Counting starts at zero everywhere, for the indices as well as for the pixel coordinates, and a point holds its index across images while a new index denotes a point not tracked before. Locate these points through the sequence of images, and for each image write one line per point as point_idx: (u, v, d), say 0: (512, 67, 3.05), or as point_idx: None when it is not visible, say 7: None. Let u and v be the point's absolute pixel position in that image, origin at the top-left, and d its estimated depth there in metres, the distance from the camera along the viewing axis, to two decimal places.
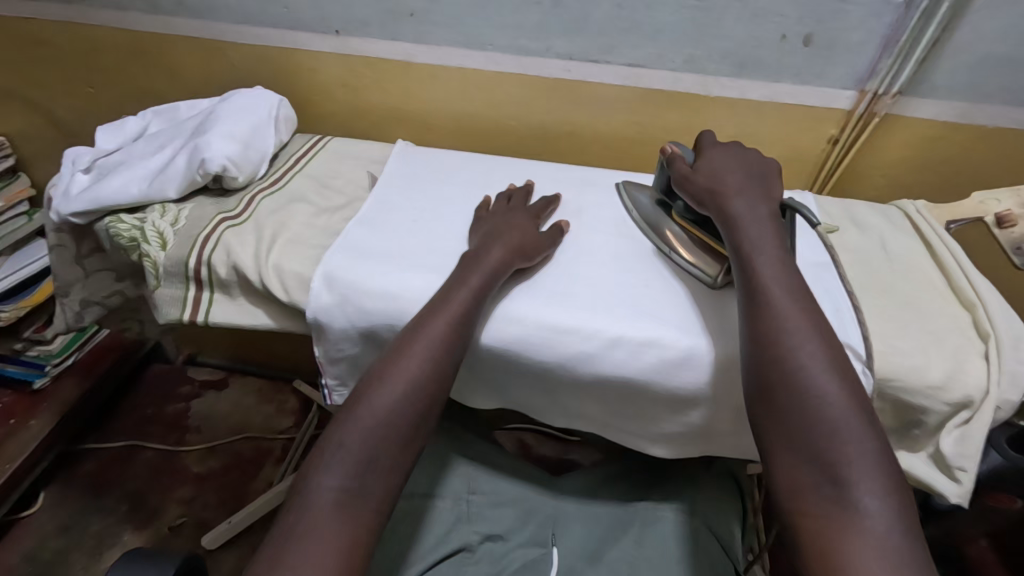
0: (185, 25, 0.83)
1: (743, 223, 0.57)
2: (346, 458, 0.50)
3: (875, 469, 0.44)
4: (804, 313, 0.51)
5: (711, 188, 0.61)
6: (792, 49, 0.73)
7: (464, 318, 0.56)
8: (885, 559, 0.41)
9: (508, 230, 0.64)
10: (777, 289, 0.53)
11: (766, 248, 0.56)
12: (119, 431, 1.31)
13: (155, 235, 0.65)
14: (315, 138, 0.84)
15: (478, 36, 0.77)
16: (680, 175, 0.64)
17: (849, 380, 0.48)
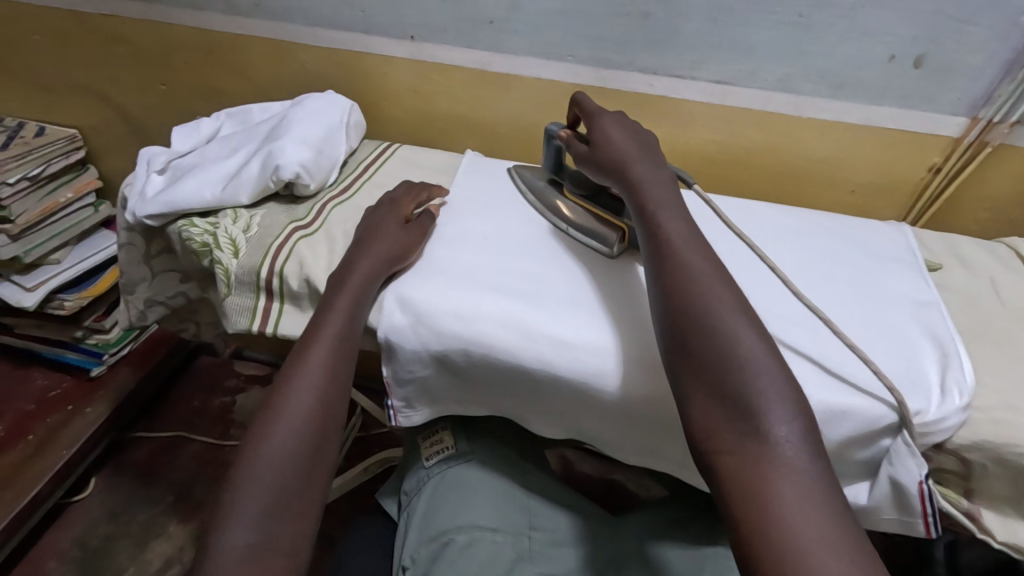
0: (260, 27, 0.83)
1: (643, 184, 0.55)
2: (245, 511, 0.47)
3: (787, 401, 0.41)
4: (710, 263, 0.49)
5: (613, 155, 0.58)
6: (900, 71, 0.68)
7: (337, 345, 0.56)
8: (804, 492, 0.38)
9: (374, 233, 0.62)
10: (681, 242, 0.51)
11: (667, 202, 0.54)
12: (167, 422, 1.33)
13: (228, 242, 0.64)
14: (383, 146, 0.83)
15: (559, 47, 0.75)
16: (580, 153, 0.62)
17: (750, 317, 0.46)
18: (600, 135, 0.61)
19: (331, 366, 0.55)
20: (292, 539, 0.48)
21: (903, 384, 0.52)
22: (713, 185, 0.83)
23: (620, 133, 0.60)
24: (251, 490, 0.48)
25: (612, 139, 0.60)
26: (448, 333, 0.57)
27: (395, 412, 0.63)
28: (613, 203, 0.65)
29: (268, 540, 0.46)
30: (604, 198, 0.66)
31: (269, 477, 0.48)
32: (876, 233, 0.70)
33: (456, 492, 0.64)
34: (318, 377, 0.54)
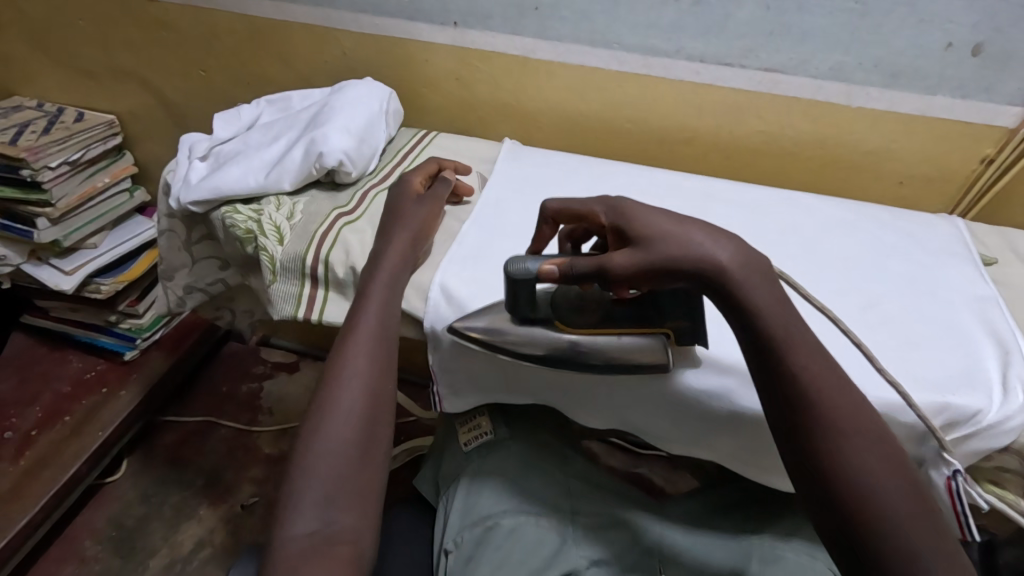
0: (302, 13, 0.82)
1: (742, 282, 0.47)
2: (308, 500, 0.48)
3: (938, 551, 0.39)
4: (830, 378, 0.45)
5: (689, 259, 0.47)
6: (958, 59, 0.66)
7: (378, 331, 0.56)
8: None
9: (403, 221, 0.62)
10: (804, 361, 0.45)
11: (778, 309, 0.47)
12: (197, 407, 1.34)
13: (272, 229, 0.64)
14: (421, 133, 0.82)
15: (605, 34, 0.73)
16: (620, 269, 0.47)
17: (891, 455, 0.42)
18: (639, 232, 0.49)
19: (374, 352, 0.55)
20: (355, 525, 0.48)
21: (961, 381, 0.51)
22: (757, 177, 0.81)
23: (672, 223, 0.49)
24: (312, 480, 0.48)
25: (662, 232, 0.48)
26: (494, 324, 0.57)
27: (437, 401, 0.63)
28: (627, 314, 0.56)
29: (331, 526, 0.47)
30: (616, 314, 0.56)
31: (329, 466, 0.49)
32: (927, 223, 0.69)
33: (500, 475, 0.64)
34: (364, 364, 0.54)
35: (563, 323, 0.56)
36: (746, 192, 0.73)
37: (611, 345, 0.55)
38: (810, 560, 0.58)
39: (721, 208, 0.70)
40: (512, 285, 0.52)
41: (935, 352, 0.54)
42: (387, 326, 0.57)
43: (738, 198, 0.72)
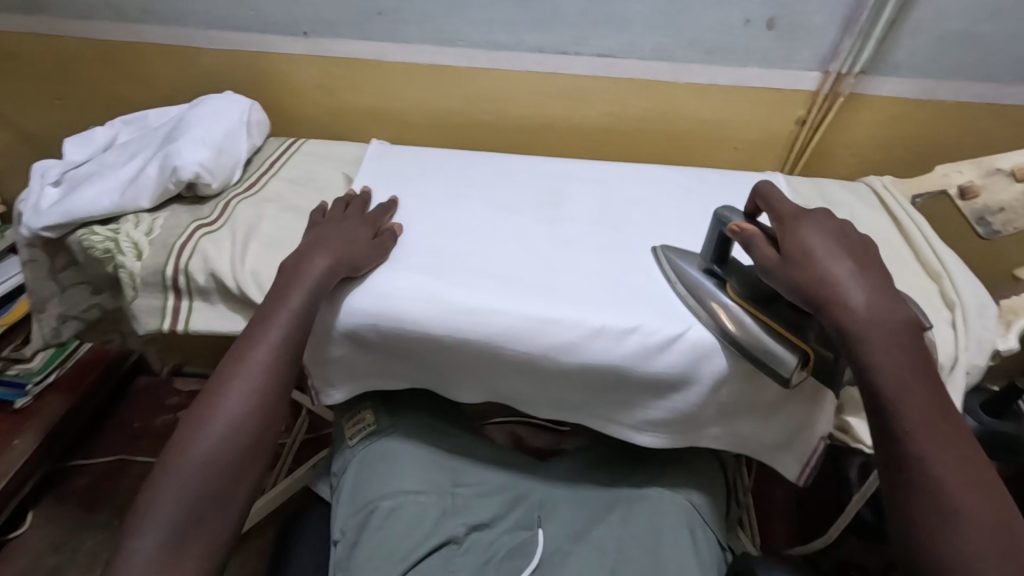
0: (153, 33, 0.82)
1: (870, 350, 0.47)
2: (161, 513, 0.48)
3: None
4: (953, 461, 0.44)
5: (815, 286, 0.49)
6: (757, 33, 0.74)
7: (278, 348, 0.55)
8: None
9: (333, 240, 0.61)
10: (929, 445, 0.44)
11: (911, 387, 0.46)
12: (108, 447, 1.29)
13: (131, 246, 0.64)
14: (289, 141, 0.84)
15: (450, 33, 0.78)
16: (764, 260, 0.53)
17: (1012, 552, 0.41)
18: (794, 249, 0.52)
19: (266, 373, 0.54)
20: (209, 543, 0.49)
21: None
22: (612, 154, 0.88)
23: (830, 255, 0.51)
24: (175, 490, 0.49)
25: (817, 257, 0.50)
26: (357, 309, 0.60)
27: (318, 392, 0.66)
28: (787, 312, 0.55)
29: (183, 542, 0.48)
30: (780, 304, 0.55)
31: (194, 481, 0.49)
32: (751, 181, 0.77)
33: (384, 458, 0.67)
34: (253, 372, 0.54)
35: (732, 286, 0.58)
36: (597, 169, 0.79)
37: (748, 328, 0.55)
38: (669, 496, 0.65)
39: (575, 185, 0.76)
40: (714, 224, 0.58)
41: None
42: (289, 350, 0.56)
43: (589, 174, 0.78)
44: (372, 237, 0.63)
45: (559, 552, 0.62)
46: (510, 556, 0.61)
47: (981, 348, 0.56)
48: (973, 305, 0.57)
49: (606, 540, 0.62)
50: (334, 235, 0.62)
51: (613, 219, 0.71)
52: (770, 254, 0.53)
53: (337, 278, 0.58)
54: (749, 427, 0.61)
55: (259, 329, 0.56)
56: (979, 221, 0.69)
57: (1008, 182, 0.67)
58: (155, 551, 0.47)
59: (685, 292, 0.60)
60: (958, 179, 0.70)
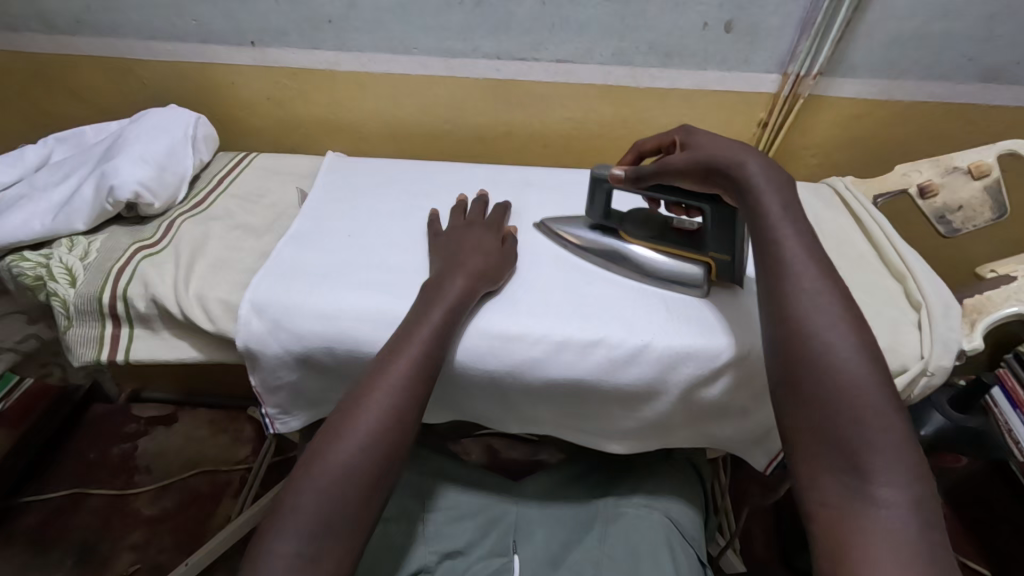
0: (88, 45, 0.78)
1: (760, 191, 0.51)
2: (298, 521, 0.44)
3: (898, 462, 0.40)
4: (831, 290, 0.47)
5: (716, 160, 0.53)
6: (714, 36, 0.73)
7: (418, 361, 0.51)
8: (898, 547, 0.37)
9: (468, 254, 0.60)
10: (802, 263, 0.48)
11: (791, 226, 0.50)
12: (60, 480, 1.21)
13: (63, 272, 0.60)
14: (240, 155, 0.81)
15: (402, 41, 0.75)
16: (674, 163, 0.56)
17: (879, 369, 0.43)
18: (698, 141, 0.57)
19: (418, 377, 0.51)
20: (342, 559, 0.44)
21: (700, 324, 0.57)
22: (574, 159, 0.87)
23: (730, 141, 0.55)
24: (308, 500, 0.45)
25: (713, 144, 0.55)
26: (309, 335, 0.56)
27: (271, 420, 0.62)
28: (678, 238, 0.63)
29: (317, 556, 0.43)
30: (671, 232, 0.64)
31: (329, 492, 0.46)
32: None
33: None
34: (396, 382, 0.50)
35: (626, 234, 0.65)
36: (559, 176, 0.78)
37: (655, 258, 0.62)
38: (645, 509, 0.63)
39: (535, 194, 0.74)
40: (596, 190, 0.64)
41: (717, 291, 0.60)
42: (427, 363, 0.52)
43: (550, 182, 0.77)
44: (499, 243, 0.63)
45: None
46: None
47: (948, 348, 0.54)
48: (938, 306, 0.56)
49: (583, 562, 0.59)
50: (470, 246, 0.61)
51: (575, 227, 0.69)
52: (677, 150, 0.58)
53: (479, 292, 0.57)
54: (722, 431, 0.60)
55: (407, 334, 0.53)
56: (939, 219, 0.69)
57: (966, 180, 0.69)
58: (292, 560, 0.43)
59: (583, 249, 0.65)
60: (918, 178, 0.71)
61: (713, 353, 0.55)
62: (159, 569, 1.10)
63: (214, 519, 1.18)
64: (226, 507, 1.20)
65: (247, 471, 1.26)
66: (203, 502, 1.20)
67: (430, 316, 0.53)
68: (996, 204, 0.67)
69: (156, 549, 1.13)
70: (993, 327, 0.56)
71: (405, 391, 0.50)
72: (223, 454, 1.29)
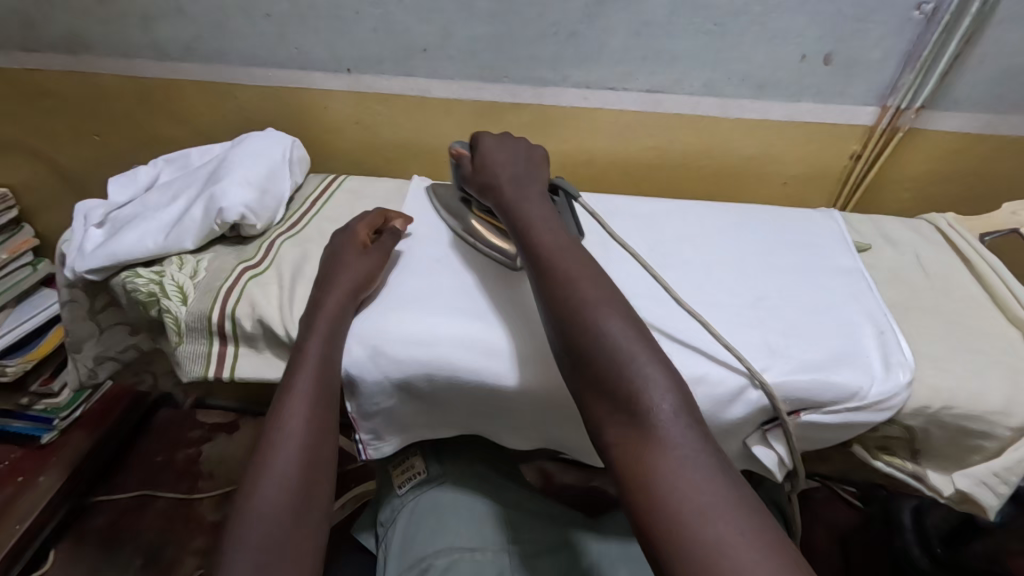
0: (194, 70, 0.82)
1: (518, 199, 0.58)
2: (246, 551, 0.44)
3: (664, 391, 0.42)
4: (583, 263, 0.51)
5: (489, 176, 0.62)
6: (812, 69, 0.72)
7: (319, 374, 0.54)
8: (687, 468, 0.38)
9: (341, 268, 0.61)
10: (552, 245, 0.53)
11: (542, 221, 0.56)
12: (130, 481, 1.25)
13: (175, 289, 0.62)
14: (329, 178, 0.83)
15: (494, 69, 0.76)
16: (469, 174, 0.65)
17: (633, 322, 0.46)
18: (489, 156, 0.64)
19: (322, 385, 0.54)
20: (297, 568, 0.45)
21: (810, 366, 0.54)
22: (653, 188, 0.86)
23: (503, 154, 0.64)
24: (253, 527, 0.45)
25: (495, 159, 0.63)
26: (408, 360, 0.57)
27: (364, 444, 0.63)
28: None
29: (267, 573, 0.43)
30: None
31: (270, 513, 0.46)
32: (808, 218, 0.74)
33: (434, 514, 0.63)
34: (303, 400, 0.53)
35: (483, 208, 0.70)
36: (644, 204, 0.77)
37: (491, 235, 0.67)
38: None
39: (622, 222, 0.74)
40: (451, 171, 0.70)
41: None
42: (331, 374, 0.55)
43: (636, 210, 0.76)
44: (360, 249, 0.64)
45: None
46: None
47: None
48: None
49: None
50: (337, 259, 0.63)
51: (665, 256, 0.68)
52: (470, 167, 0.66)
53: (354, 303, 0.59)
54: None
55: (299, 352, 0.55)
56: None
57: None
58: None
59: (443, 215, 0.73)
60: None
61: (824, 395, 0.53)
62: None
63: None
64: None
65: None
66: None
67: (313, 338, 0.56)
68: None
69: None
70: None
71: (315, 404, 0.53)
72: None
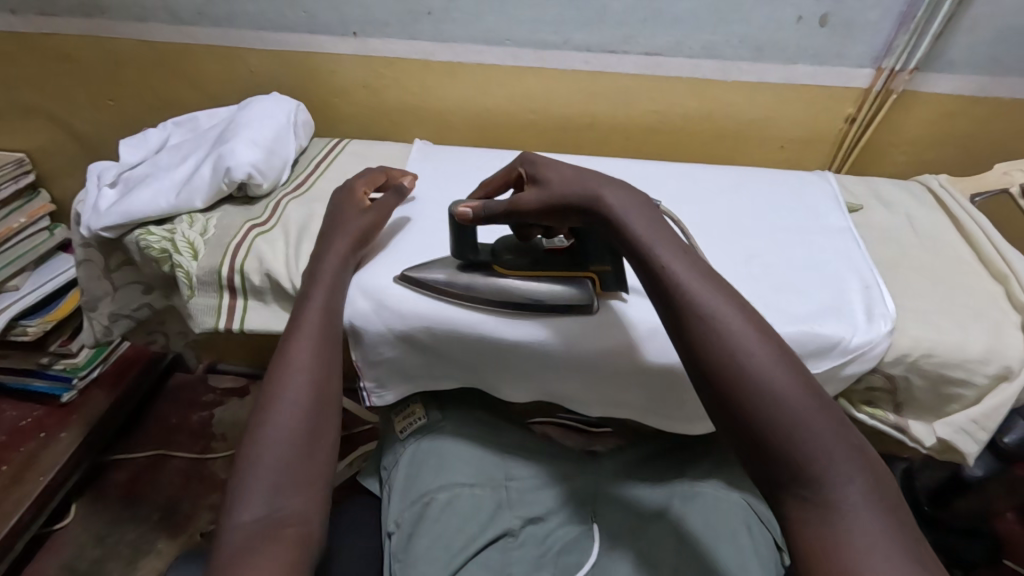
0: (204, 34, 0.83)
1: (624, 212, 0.50)
2: (256, 485, 0.46)
3: (842, 462, 0.37)
4: (732, 299, 0.44)
5: (574, 193, 0.52)
6: (810, 30, 0.73)
7: (323, 325, 0.56)
8: (887, 558, 0.33)
9: (350, 213, 0.64)
10: (692, 277, 0.45)
11: (669, 244, 0.48)
12: (146, 441, 1.30)
13: (186, 245, 0.65)
14: (334, 142, 0.85)
15: (496, 33, 0.77)
16: (528, 205, 0.54)
17: (801, 374, 0.41)
18: (545, 176, 0.55)
19: (329, 333, 0.56)
20: (305, 503, 0.46)
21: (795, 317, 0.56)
22: (653, 153, 0.87)
23: (574, 168, 0.54)
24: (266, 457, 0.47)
25: (561, 176, 0.54)
26: (410, 313, 0.60)
27: (368, 393, 0.66)
28: (556, 259, 0.61)
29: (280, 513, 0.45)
30: (547, 257, 0.62)
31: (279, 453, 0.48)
32: (801, 180, 0.75)
33: (435, 451, 0.67)
34: (310, 350, 0.54)
35: (502, 266, 0.61)
36: (643, 167, 0.78)
37: (541, 289, 0.59)
38: (725, 492, 0.62)
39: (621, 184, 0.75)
40: (458, 229, 0.59)
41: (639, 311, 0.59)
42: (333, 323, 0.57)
43: (634, 172, 0.77)
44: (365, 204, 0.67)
45: (614, 547, 0.59)
46: (567, 550, 0.59)
47: None
48: None
49: (663, 536, 0.59)
50: (343, 205, 0.65)
51: None
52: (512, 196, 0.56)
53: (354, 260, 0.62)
54: None
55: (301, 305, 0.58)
56: None
57: None
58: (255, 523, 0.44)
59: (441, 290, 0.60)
60: (1021, 177, 0.69)
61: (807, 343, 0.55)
62: None
63: None
64: None
65: None
66: None
67: (316, 288, 0.58)
68: None
69: None
70: None
71: (323, 349, 0.55)
72: None
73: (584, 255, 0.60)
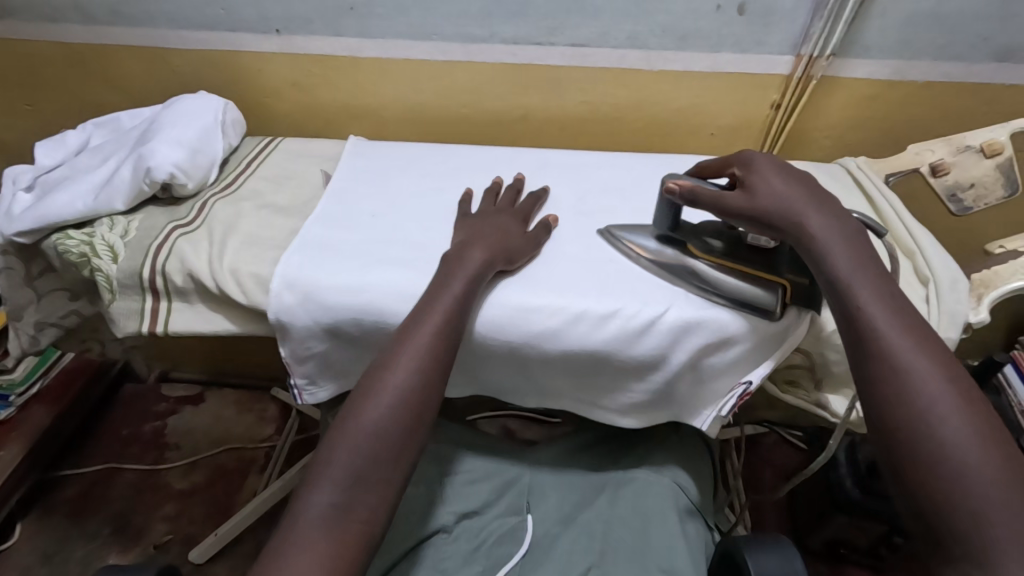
0: (123, 34, 0.81)
1: (822, 238, 0.51)
2: (335, 474, 0.46)
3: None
4: (924, 341, 0.46)
5: (777, 209, 0.53)
6: (728, 19, 0.75)
7: (443, 329, 0.52)
8: None
9: (490, 231, 0.62)
10: (886, 317, 0.47)
11: (868, 278, 0.49)
12: (95, 455, 1.26)
13: (106, 248, 0.64)
14: (266, 140, 0.84)
15: (422, 27, 0.77)
16: (733, 205, 0.54)
17: (989, 427, 0.42)
18: (754, 182, 0.55)
19: (445, 338, 0.52)
20: (372, 506, 0.45)
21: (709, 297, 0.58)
22: (588, 143, 0.88)
23: (789, 182, 0.54)
24: (343, 454, 0.47)
25: (773, 190, 0.53)
26: (337, 306, 0.59)
27: (300, 390, 0.66)
28: (752, 256, 0.58)
29: (351, 506, 0.45)
30: (745, 250, 0.59)
31: (363, 450, 0.47)
32: None
33: None
34: (421, 358, 0.51)
35: (697, 248, 0.60)
36: (574, 157, 0.79)
37: (726, 278, 0.57)
38: (655, 477, 0.64)
39: (552, 174, 0.76)
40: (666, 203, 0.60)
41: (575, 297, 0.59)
42: (451, 330, 0.53)
43: (565, 162, 0.78)
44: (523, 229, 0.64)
45: (548, 536, 0.61)
46: (501, 543, 0.61)
47: (954, 319, 0.56)
48: (945, 278, 0.58)
49: (595, 522, 0.61)
50: (490, 226, 0.63)
51: (589, 206, 0.71)
52: (711, 189, 0.55)
53: (493, 269, 0.58)
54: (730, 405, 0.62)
55: (428, 305, 0.54)
56: (950, 198, 0.71)
57: (978, 159, 0.70)
58: (329, 508, 0.44)
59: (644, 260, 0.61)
60: (930, 158, 0.72)
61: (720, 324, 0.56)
62: (192, 540, 1.14)
63: (241, 494, 1.22)
64: (252, 482, 1.23)
65: (272, 449, 1.28)
66: (231, 477, 1.24)
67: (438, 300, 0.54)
68: (1008, 181, 0.69)
69: (188, 521, 1.17)
70: (999, 300, 0.58)
71: (434, 351, 0.52)
72: (249, 432, 1.32)
73: (780, 260, 0.57)
